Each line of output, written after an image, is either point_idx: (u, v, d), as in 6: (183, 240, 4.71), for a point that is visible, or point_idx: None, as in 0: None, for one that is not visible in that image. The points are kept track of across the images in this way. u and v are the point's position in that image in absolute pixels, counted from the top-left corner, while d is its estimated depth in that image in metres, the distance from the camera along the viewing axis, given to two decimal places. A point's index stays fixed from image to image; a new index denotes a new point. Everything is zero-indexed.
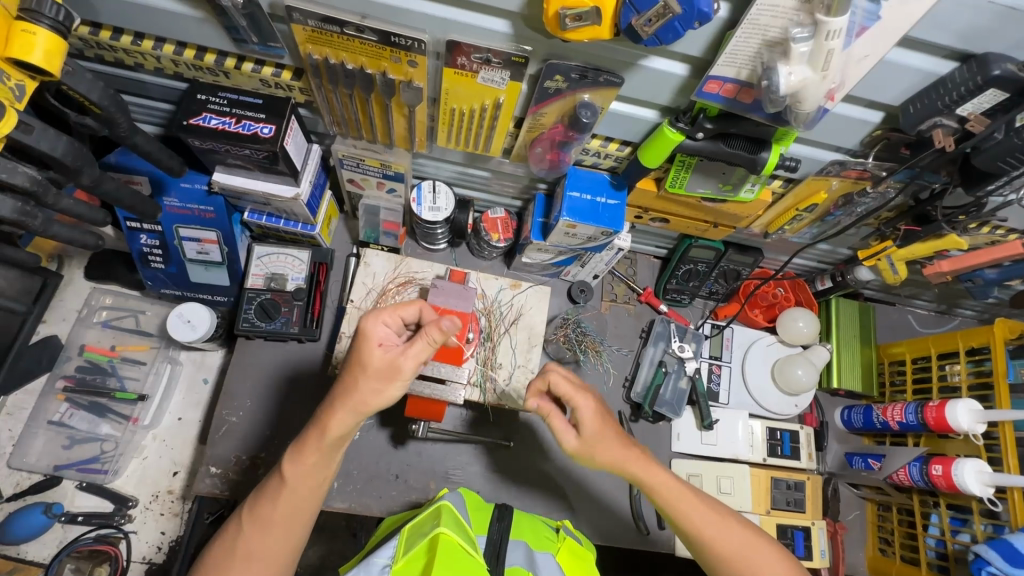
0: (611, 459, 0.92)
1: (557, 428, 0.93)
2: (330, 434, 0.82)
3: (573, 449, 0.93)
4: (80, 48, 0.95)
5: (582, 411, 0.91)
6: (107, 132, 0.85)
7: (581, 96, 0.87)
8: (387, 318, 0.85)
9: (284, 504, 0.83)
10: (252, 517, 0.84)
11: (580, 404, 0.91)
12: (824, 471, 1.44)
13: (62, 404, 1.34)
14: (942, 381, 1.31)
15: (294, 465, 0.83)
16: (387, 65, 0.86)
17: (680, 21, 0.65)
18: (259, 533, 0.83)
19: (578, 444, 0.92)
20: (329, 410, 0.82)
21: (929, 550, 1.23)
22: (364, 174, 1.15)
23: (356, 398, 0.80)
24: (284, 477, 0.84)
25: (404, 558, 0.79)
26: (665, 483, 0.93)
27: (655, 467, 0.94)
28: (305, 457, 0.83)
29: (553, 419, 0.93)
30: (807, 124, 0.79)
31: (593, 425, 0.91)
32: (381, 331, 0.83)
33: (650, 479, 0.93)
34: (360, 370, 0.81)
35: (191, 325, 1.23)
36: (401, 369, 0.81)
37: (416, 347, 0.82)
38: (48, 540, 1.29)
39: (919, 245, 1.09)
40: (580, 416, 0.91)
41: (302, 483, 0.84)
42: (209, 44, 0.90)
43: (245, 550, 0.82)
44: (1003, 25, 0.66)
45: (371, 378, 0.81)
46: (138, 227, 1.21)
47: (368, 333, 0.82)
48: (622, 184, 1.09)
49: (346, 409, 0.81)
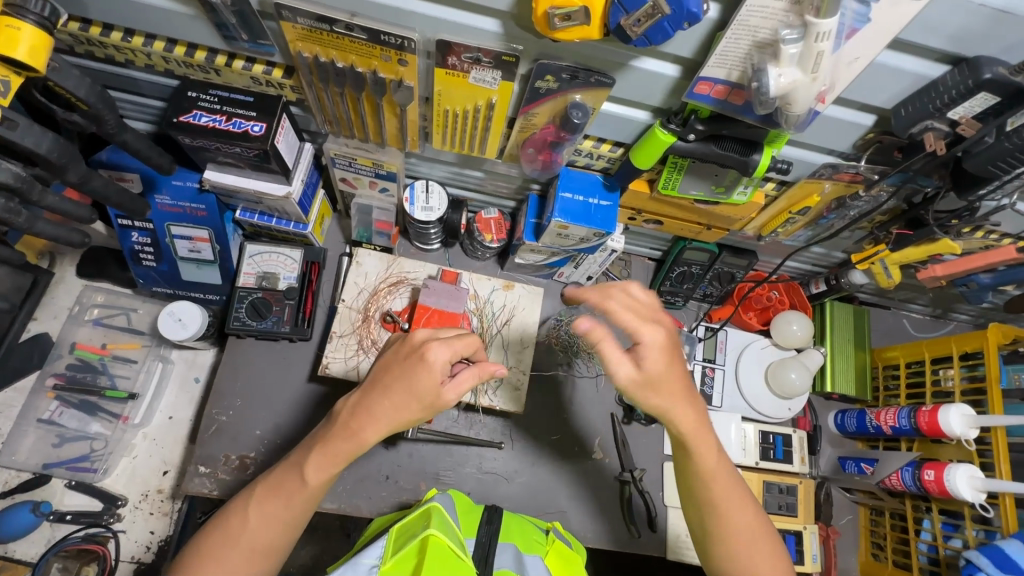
0: (665, 402, 0.83)
1: (609, 354, 0.81)
2: (361, 445, 0.82)
3: (625, 381, 0.82)
4: (70, 44, 0.94)
5: (649, 341, 0.81)
6: (95, 129, 0.85)
7: (573, 96, 0.87)
8: (452, 349, 0.82)
9: (297, 504, 0.83)
10: (258, 509, 0.82)
11: (646, 335, 0.80)
12: (817, 475, 1.43)
13: (52, 402, 1.33)
14: (935, 386, 1.30)
15: (317, 467, 0.82)
16: (377, 64, 0.86)
17: (670, 21, 0.65)
18: (264, 526, 0.82)
19: (631, 381, 0.82)
20: (364, 421, 0.81)
21: (920, 555, 1.22)
22: (357, 173, 1.14)
23: (397, 420, 0.81)
24: (305, 477, 0.82)
25: (393, 559, 0.79)
26: (711, 463, 0.88)
27: (707, 438, 0.87)
28: (333, 462, 0.82)
29: (604, 345, 0.81)
30: (798, 127, 0.78)
31: (658, 356, 0.81)
32: (443, 365, 0.81)
33: (699, 453, 0.87)
34: (413, 398, 0.80)
35: (182, 323, 1.22)
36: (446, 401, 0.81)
37: (465, 385, 0.83)
38: (36, 538, 1.29)
39: (913, 250, 1.08)
40: (644, 348, 0.80)
41: (322, 486, 0.83)
42: (199, 42, 0.90)
43: (249, 542, 0.81)
44: (994, 28, 0.66)
45: (419, 404, 0.81)
46: (129, 225, 1.20)
47: (432, 365, 0.80)
48: (614, 186, 1.09)
49: (380, 425, 0.81)
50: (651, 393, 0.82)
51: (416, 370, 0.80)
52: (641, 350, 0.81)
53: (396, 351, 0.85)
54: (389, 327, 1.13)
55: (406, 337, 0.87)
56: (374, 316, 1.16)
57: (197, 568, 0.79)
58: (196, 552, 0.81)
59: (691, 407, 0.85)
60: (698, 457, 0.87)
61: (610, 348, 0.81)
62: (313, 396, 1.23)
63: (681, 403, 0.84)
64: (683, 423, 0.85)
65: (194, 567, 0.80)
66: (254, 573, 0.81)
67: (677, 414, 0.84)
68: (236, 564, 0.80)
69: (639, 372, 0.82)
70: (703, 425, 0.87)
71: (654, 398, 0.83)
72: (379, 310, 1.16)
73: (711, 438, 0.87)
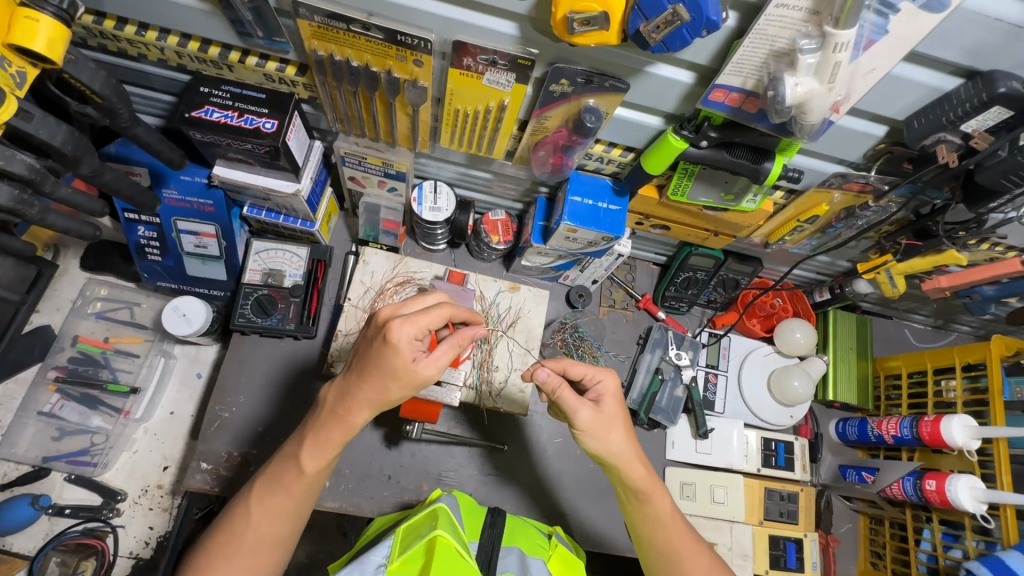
0: (622, 447, 0.86)
1: (569, 401, 0.85)
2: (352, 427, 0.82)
3: (583, 425, 0.86)
4: (84, 36, 0.94)
5: (598, 388, 0.89)
6: (108, 122, 0.84)
7: (586, 100, 0.87)
8: (418, 327, 0.79)
9: (296, 492, 0.83)
10: (260, 497, 0.83)
11: (602, 379, 0.89)
12: (817, 483, 1.44)
13: (53, 395, 1.32)
14: (937, 397, 1.31)
15: (314, 455, 0.82)
16: (392, 64, 0.86)
17: (689, 28, 0.65)
18: (267, 516, 0.82)
19: (590, 422, 0.86)
20: (349, 406, 0.81)
21: (920, 565, 1.23)
22: (365, 172, 1.14)
23: (382, 398, 0.80)
24: (301, 465, 0.82)
25: (401, 558, 0.78)
26: (666, 512, 0.89)
27: (660, 493, 0.89)
28: (326, 450, 0.82)
29: (563, 393, 0.85)
30: (812, 136, 0.78)
31: (611, 402, 0.88)
32: (410, 342, 0.78)
33: (652, 499, 0.89)
34: (389, 379, 0.79)
35: (187, 319, 1.22)
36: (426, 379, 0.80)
37: (440, 357, 0.81)
38: (34, 532, 1.28)
39: (919, 261, 1.10)
40: (599, 390, 0.88)
41: (318, 473, 0.84)
42: (213, 37, 0.90)
43: (255, 537, 0.81)
44: (1011, 43, 0.66)
45: (400, 384, 0.79)
46: (136, 218, 1.20)
47: (398, 346, 0.77)
48: (624, 190, 1.09)
49: (364, 408, 0.81)
50: (600, 437, 0.86)
51: (383, 354, 0.78)
52: (597, 397, 0.88)
53: (366, 336, 0.83)
54: None
55: (374, 318, 0.84)
56: None
57: (210, 568, 0.79)
58: (205, 554, 0.81)
59: (639, 461, 0.88)
60: (650, 502, 0.89)
61: (569, 393, 0.85)
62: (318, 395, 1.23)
63: (632, 452, 0.87)
64: (637, 473, 0.87)
65: (207, 567, 0.79)
66: (263, 566, 0.82)
67: (629, 464, 0.87)
68: (247, 560, 0.80)
69: (597, 415, 0.86)
70: (651, 476, 0.89)
71: (614, 440, 0.86)
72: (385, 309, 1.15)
73: (661, 490, 0.90)
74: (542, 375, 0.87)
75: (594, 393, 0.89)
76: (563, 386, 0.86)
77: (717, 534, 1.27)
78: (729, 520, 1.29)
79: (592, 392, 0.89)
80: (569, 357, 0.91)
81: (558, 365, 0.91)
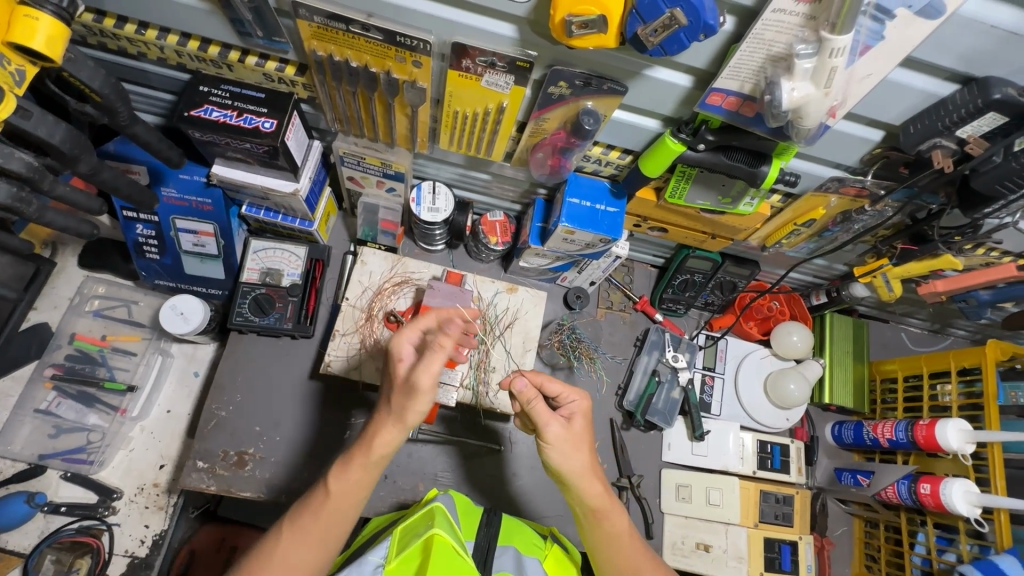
0: (582, 467, 0.83)
1: (541, 412, 0.82)
2: (375, 449, 0.80)
3: (551, 438, 0.82)
4: (83, 35, 0.94)
5: (569, 406, 0.86)
6: (107, 120, 0.84)
7: (585, 103, 0.87)
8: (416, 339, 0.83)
9: (325, 517, 0.80)
10: (290, 526, 0.80)
11: (574, 399, 0.86)
12: (813, 486, 1.44)
13: (50, 393, 1.32)
14: (932, 401, 1.31)
15: (341, 480, 0.80)
16: (392, 64, 0.86)
17: (686, 32, 0.66)
18: (297, 543, 0.78)
19: (557, 436, 0.82)
20: (375, 425, 0.81)
21: (914, 568, 1.23)
22: (364, 172, 1.14)
23: (391, 413, 0.79)
24: (329, 490, 0.81)
25: (399, 556, 0.79)
26: (618, 532, 0.86)
27: (616, 512, 0.86)
28: (350, 470, 0.80)
29: (535, 404, 0.82)
30: (808, 140, 0.79)
31: (580, 422, 0.85)
32: (408, 351, 0.82)
33: (608, 519, 0.85)
34: (392, 389, 0.80)
35: (184, 317, 1.22)
36: (423, 391, 0.76)
37: (436, 366, 0.75)
38: (28, 529, 1.27)
39: (915, 264, 1.09)
40: (570, 408, 0.86)
41: (346, 498, 0.81)
42: (213, 37, 0.90)
43: (282, 561, 0.77)
44: (1006, 49, 0.67)
45: (399, 392, 0.79)
46: (134, 217, 1.20)
47: (394, 354, 0.81)
48: (622, 193, 1.10)
49: (388, 426, 0.80)
50: (564, 454, 0.82)
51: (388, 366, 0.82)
52: (568, 415, 0.86)
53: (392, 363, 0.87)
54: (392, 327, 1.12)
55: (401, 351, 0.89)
56: (378, 316, 1.15)
57: None
58: None
59: (598, 479, 0.84)
60: (605, 521, 0.85)
61: (542, 405, 0.82)
62: (316, 393, 1.24)
63: (594, 470, 0.84)
64: (595, 488, 0.83)
65: None
66: None
67: (585, 486, 0.83)
68: None
69: (566, 431, 0.83)
70: (610, 496, 0.86)
71: (578, 459, 0.83)
72: (383, 309, 1.15)
73: (619, 507, 0.87)
74: (519, 384, 0.82)
75: (565, 411, 0.86)
76: (537, 399, 0.83)
77: (712, 536, 1.29)
78: (724, 523, 1.30)
79: (563, 410, 0.87)
80: (546, 371, 0.87)
81: (535, 378, 0.87)
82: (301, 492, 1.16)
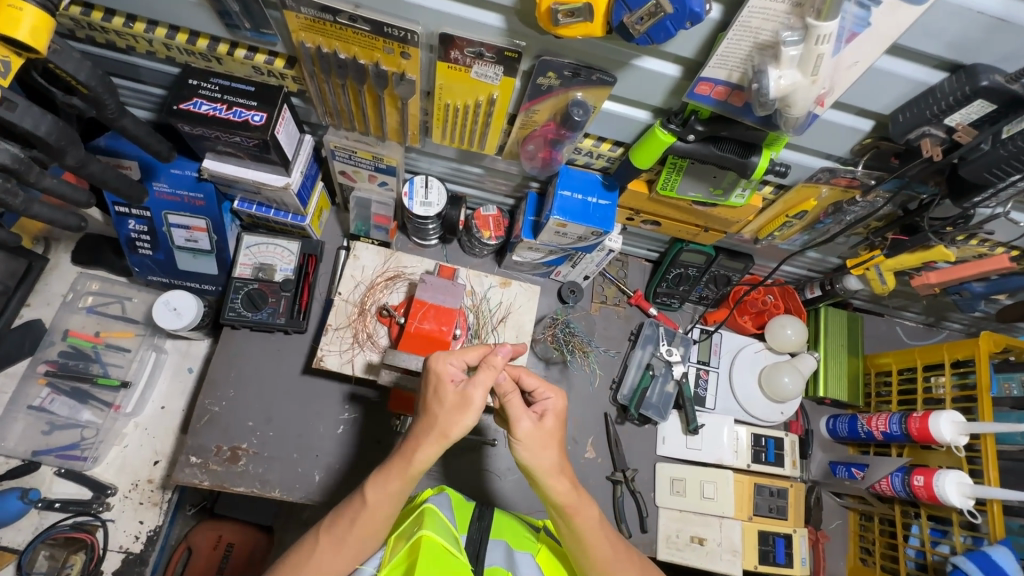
0: (552, 463, 0.82)
1: (514, 408, 0.80)
2: (414, 463, 0.81)
3: (522, 434, 0.80)
4: (71, 28, 0.94)
5: (543, 404, 0.85)
6: (94, 113, 0.85)
7: (574, 94, 0.87)
8: (463, 359, 0.83)
9: (361, 528, 0.82)
10: (328, 534, 0.83)
11: (548, 397, 0.86)
12: (808, 479, 1.44)
13: (43, 388, 1.32)
14: (926, 393, 1.31)
15: (377, 489, 0.82)
16: (380, 56, 0.86)
17: (672, 20, 0.65)
18: (333, 551, 0.82)
19: (528, 433, 0.81)
20: (414, 442, 0.81)
21: (908, 561, 1.23)
22: (356, 166, 1.14)
23: (436, 430, 0.80)
24: (367, 500, 0.82)
25: (390, 562, 0.79)
26: (591, 527, 0.86)
27: (586, 508, 0.86)
28: (388, 482, 0.82)
29: (511, 399, 0.81)
30: (797, 130, 0.79)
31: (552, 420, 0.84)
32: (455, 371, 0.82)
33: (579, 515, 0.85)
34: (437, 404, 0.80)
35: (177, 313, 1.22)
36: (475, 407, 0.79)
37: (488, 382, 0.80)
38: (23, 525, 1.27)
39: (908, 256, 1.11)
40: (545, 407, 0.85)
41: (383, 510, 0.83)
42: (201, 29, 0.90)
43: (316, 566, 0.81)
44: (994, 35, 0.67)
45: (448, 411, 0.79)
46: (126, 212, 1.20)
47: (440, 372, 0.81)
48: (614, 185, 1.10)
49: (430, 443, 0.80)
50: (534, 450, 0.81)
51: (432, 386, 0.81)
52: (542, 412, 0.84)
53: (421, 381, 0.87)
54: (385, 321, 1.12)
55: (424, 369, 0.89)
56: (371, 310, 1.14)
57: None
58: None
59: (566, 476, 0.84)
60: (578, 518, 0.85)
61: (517, 399, 0.81)
62: (309, 389, 1.24)
63: (563, 468, 0.83)
64: (561, 485, 0.83)
65: None
66: None
67: (553, 482, 0.82)
68: None
69: (536, 428, 0.82)
70: (579, 493, 0.85)
71: (547, 457, 0.82)
72: (375, 304, 1.14)
73: (589, 502, 0.87)
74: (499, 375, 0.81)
75: (539, 408, 0.85)
76: (514, 392, 0.82)
77: (705, 529, 1.28)
78: (718, 516, 1.29)
79: (537, 407, 0.86)
80: (525, 366, 0.87)
81: (513, 371, 0.87)
82: (295, 487, 1.16)
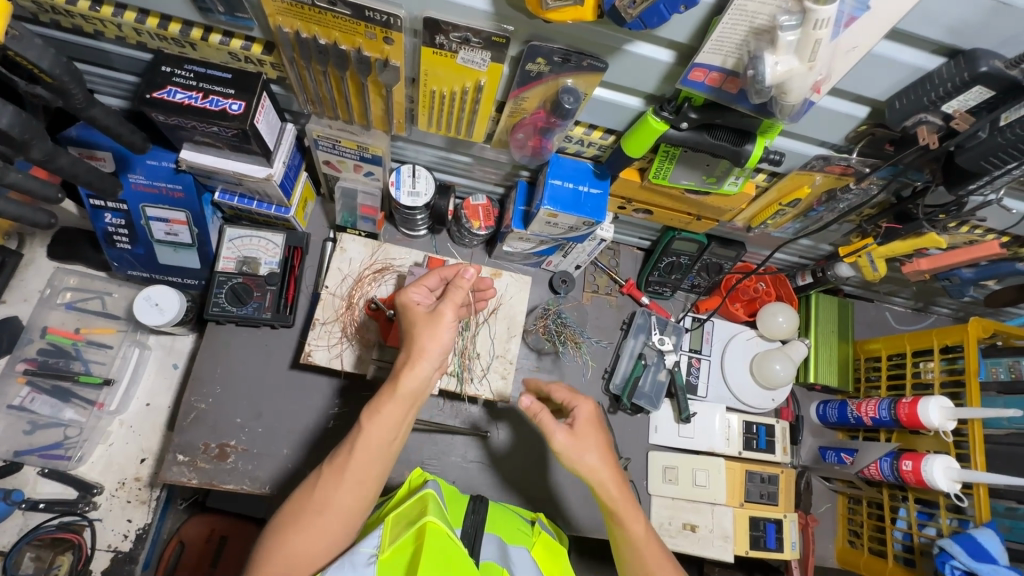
0: (593, 465, 0.88)
1: (547, 425, 0.89)
2: (404, 387, 0.80)
3: (561, 447, 0.88)
4: (35, 12, 0.89)
5: (575, 412, 0.92)
6: (61, 102, 0.81)
7: (564, 81, 0.84)
8: (424, 287, 0.92)
9: (362, 454, 0.80)
10: (331, 466, 0.81)
11: (578, 406, 0.93)
12: (798, 464, 1.45)
13: (23, 388, 1.28)
14: (915, 378, 1.31)
15: (372, 415, 0.80)
16: (363, 41, 0.82)
17: (666, 3, 0.63)
18: (336, 484, 0.79)
19: (564, 444, 0.88)
20: (400, 364, 0.82)
21: (896, 543, 1.25)
22: (340, 156, 1.11)
23: (416, 346, 0.82)
24: (363, 427, 0.80)
25: (393, 546, 0.76)
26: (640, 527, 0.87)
27: (636, 512, 0.88)
28: (381, 407, 0.80)
29: (542, 415, 0.90)
30: (793, 117, 0.77)
31: (585, 425, 0.91)
32: (419, 298, 0.89)
33: (626, 519, 0.87)
34: (412, 327, 0.85)
35: (159, 308, 1.18)
36: (446, 320, 0.83)
37: (458, 297, 0.85)
38: (8, 527, 1.25)
39: (900, 243, 1.09)
40: (575, 415, 0.92)
41: (383, 436, 0.81)
42: (173, 13, 0.85)
43: (322, 499, 0.79)
44: (992, 20, 0.65)
45: (422, 327, 0.83)
46: (102, 205, 1.16)
47: (408, 302, 0.88)
48: (605, 174, 1.07)
49: (415, 360, 0.81)
50: (574, 459, 0.88)
51: (405, 317, 0.88)
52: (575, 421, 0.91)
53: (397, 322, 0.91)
54: (373, 315, 1.09)
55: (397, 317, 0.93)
56: (359, 303, 1.11)
57: (283, 540, 0.77)
58: (274, 526, 0.80)
59: (613, 481, 0.88)
60: (624, 524, 0.88)
61: (547, 416, 0.89)
62: (298, 384, 1.22)
63: (605, 470, 0.88)
64: (607, 489, 0.87)
65: (280, 535, 0.78)
66: (345, 533, 0.80)
67: (600, 483, 0.87)
68: (320, 526, 0.78)
69: (571, 438, 0.89)
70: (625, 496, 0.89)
71: (587, 461, 0.88)
72: (364, 297, 1.12)
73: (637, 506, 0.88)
74: (525, 400, 0.90)
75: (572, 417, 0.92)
76: (543, 410, 0.90)
77: (697, 515, 1.29)
78: (710, 502, 1.29)
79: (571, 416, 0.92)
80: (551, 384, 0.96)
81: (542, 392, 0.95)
82: (285, 484, 1.14)
